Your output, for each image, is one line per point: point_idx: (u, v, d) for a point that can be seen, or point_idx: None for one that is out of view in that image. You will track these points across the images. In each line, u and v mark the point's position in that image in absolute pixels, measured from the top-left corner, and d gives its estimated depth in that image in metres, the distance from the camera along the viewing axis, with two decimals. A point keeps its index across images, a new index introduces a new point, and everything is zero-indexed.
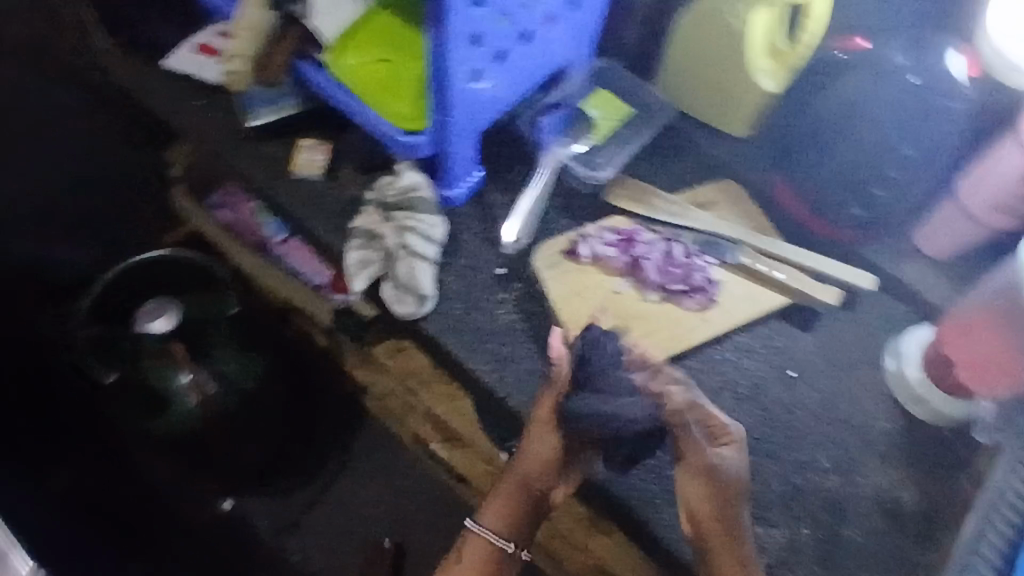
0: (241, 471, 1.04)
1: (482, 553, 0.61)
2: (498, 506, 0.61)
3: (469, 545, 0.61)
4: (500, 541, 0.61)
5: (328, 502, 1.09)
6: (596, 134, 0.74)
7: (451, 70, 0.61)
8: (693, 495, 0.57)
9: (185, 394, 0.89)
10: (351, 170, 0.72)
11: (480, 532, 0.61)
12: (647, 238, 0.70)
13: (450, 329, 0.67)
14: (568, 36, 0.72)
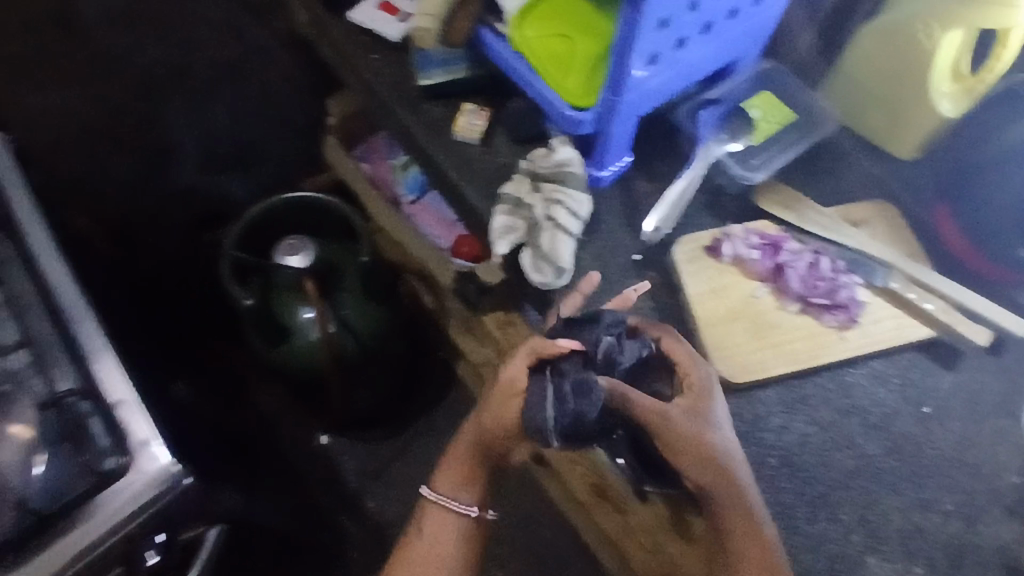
0: (343, 414, 1.11)
1: (445, 519, 0.64)
2: (453, 473, 0.64)
3: (428, 515, 0.65)
4: (461, 506, 0.64)
5: (414, 458, 1.14)
6: (755, 135, 0.73)
7: (634, 49, 0.61)
8: (692, 467, 0.54)
9: (309, 328, 0.98)
10: (504, 140, 0.76)
11: (439, 500, 0.64)
12: (794, 247, 0.68)
13: (580, 305, 0.68)
14: (748, 31, 0.70)
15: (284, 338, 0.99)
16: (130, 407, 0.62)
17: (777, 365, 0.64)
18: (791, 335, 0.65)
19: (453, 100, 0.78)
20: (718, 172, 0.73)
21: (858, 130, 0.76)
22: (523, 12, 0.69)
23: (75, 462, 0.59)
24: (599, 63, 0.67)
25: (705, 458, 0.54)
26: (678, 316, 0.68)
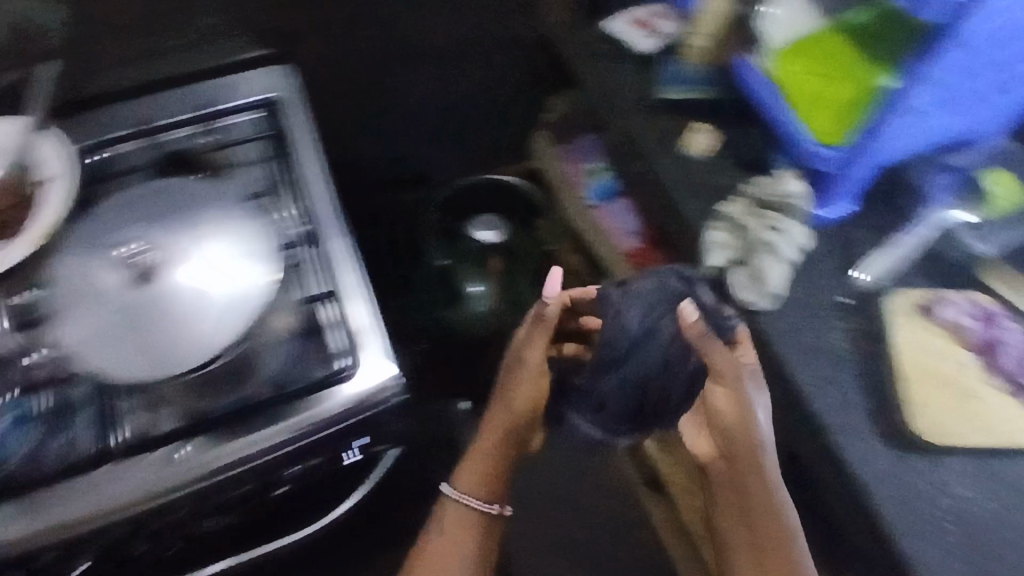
0: None
1: (460, 513, 0.69)
2: (478, 462, 0.71)
3: (447, 513, 0.69)
4: (479, 502, 0.69)
5: None
6: (989, 210, 0.73)
7: (905, 101, 0.64)
8: (723, 423, 0.59)
9: (477, 300, 1.03)
10: (729, 162, 0.78)
11: (458, 497, 0.69)
12: (1012, 325, 0.68)
13: (781, 331, 0.69)
14: (1003, 107, 0.72)
15: (453, 302, 1.04)
16: (370, 320, 0.69)
17: (976, 437, 0.63)
18: (997, 411, 0.64)
19: (685, 115, 0.81)
20: (947, 243, 0.74)
21: None
22: (789, 50, 0.75)
23: (317, 366, 0.67)
24: (856, 108, 0.70)
25: (743, 424, 0.57)
26: (875, 365, 0.68)
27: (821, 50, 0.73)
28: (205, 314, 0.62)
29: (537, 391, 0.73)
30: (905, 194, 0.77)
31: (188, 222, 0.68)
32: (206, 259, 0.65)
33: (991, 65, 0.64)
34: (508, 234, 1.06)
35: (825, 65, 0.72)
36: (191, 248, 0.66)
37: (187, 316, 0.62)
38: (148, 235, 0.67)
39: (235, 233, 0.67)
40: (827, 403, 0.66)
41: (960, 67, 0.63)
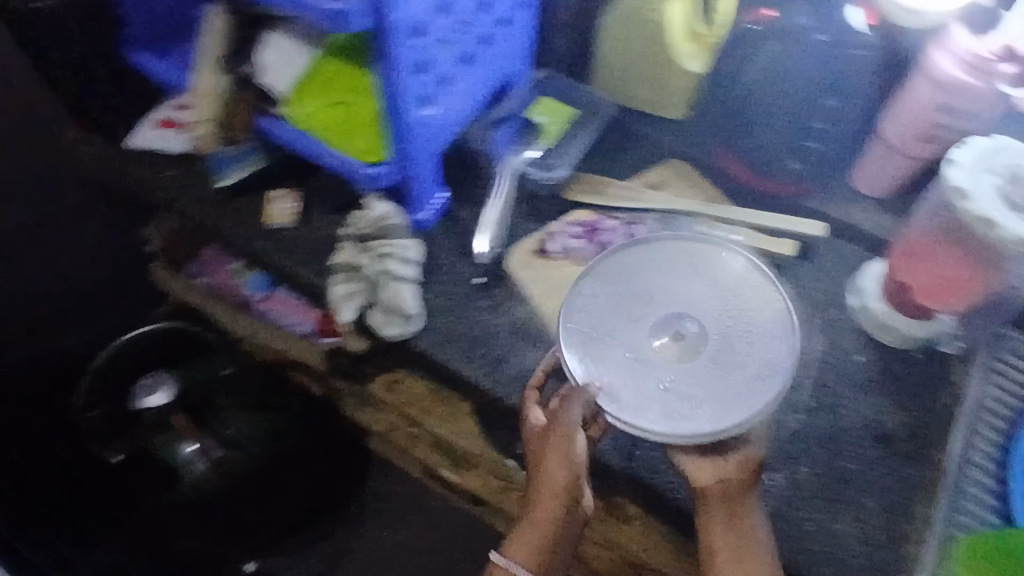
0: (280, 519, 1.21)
1: None
2: (530, 545, 0.58)
3: None
4: None
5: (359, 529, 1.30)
6: (545, 138, 0.80)
7: (405, 96, 0.63)
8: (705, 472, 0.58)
9: (189, 465, 1.01)
10: (321, 213, 0.77)
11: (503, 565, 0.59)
12: (613, 225, 0.75)
13: (441, 343, 0.70)
14: (505, 55, 0.76)
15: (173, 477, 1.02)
16: None
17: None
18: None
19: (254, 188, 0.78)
20: (529, 184, 0.79)
21: (630, 103, 0.83)
22: (295, 95, 0.70)
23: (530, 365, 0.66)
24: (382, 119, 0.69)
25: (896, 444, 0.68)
26: (537, 322, 0.72)
27: (329, 73, 0.70)
28: (683, 376, 0.56)
29: (569, 494, 0.58)
30: (475, 162, 0.80)
31: (654, 292, 0.60)
32: (648, 384, 0.56)
33: (455, 31, 0.66)
34: (186, 379, 0.97)
35: (337, 93, 0.70)
36: (630, 328, 0.58)
37: (695, 358, 0.57)
38: (661, 275, 0.60)
39: (616, 364, 0.57)
40: (514, 379, 0.69)
41: (453, 31, 0.65)
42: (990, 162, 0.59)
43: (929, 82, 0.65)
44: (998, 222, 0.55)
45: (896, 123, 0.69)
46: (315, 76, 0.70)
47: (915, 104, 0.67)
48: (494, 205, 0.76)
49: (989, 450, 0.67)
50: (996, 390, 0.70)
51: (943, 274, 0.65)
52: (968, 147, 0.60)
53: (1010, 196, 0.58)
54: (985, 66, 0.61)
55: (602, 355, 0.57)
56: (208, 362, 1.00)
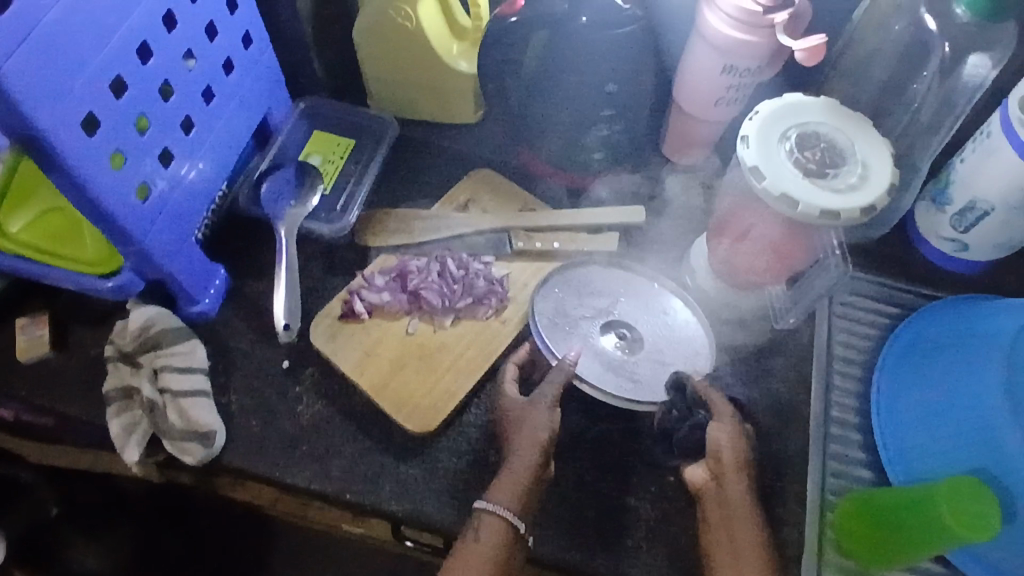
0: None
1: (498, 538, 0.52)
2: (512, 488, 0.54)
3: (483, 529, 0.53)
4: (516, 521, 0.53)
5: None
6: (327, 180, 0.71)
7: (106, 199, 0.52)
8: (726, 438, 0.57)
9: None
10: (84, 331, 0.66)
11: (495, 512, 0.53)
12: (420, 265, 0.66)
13: (255, 452, 0.62)
14: (248, 101, 0.65)
15: None
16: None
17: (459, 383, 0.63)
18: (461, 350, 0.64)
19: (0, 322, 0.67)
20: (316, 237, 0.70)
21: (414, 116, 0.75)
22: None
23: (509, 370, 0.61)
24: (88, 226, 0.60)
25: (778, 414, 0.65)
26: (360, 396, 0.64)
27: (21, 188, 0.61)
28: (635, 362, 0.61)
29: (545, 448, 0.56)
30: (253, 224, 0.70)
31: (614, 282, 0.65)
32: (607, 361, 0.60)
33: (156, 101, 0.54)
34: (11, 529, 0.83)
35: (44, 204, 0.61)
36: (586, 312, 0.62)
37: (635, 349, 0.62)
38: (621, 271, 0.65)
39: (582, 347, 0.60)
40: (346, 472, 0.61)
41: (151, 104, 0.54)
42: (779, 127, 0.52)
43: (706, 45, 0.60)
44: (799, 200, 0.49)
45: (689, 91, 0.64)
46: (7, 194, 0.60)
47: (699, 69, 0.61)
48: (280, 271, 0.66)
49: (847, 402, 0.65)
50: (842, 336, 0.68)
51: (770, 248, 0.58)
52: (756, 116, 0.53)
53: (807, 164, 0.51)
54: (756, 21, 0.56)
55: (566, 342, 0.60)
56: (33, 503, 0.85)
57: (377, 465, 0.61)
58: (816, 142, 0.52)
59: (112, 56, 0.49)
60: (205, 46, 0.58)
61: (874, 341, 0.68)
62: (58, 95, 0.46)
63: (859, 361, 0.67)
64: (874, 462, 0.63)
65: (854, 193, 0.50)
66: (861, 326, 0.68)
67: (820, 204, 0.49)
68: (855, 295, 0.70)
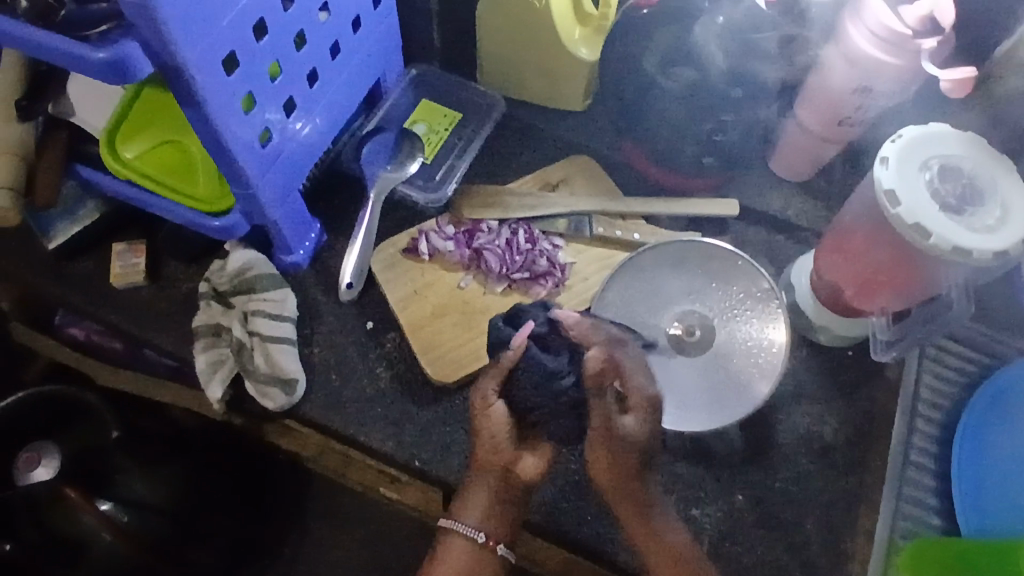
0: None
1: (463, 555, 0.57)
2: (477, 507, 0.57)
3: (447, 546, 0.57)
4: (473, 533, 0.57)
5: None
6: (428, 151, 0.71)
7: (234, 141, 0.52)
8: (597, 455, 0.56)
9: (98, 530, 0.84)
10: (177, 266, 0.68)
11: (456, 530, 0.57)
12: (491, 226, 0.67)
13: (333, 408, 0.62)
14: (366, 61, 0.65)
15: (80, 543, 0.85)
16: None
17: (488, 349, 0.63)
18: None
19: (101, 245, 0.68)
20: (404, 204, 0.70)
21: (521, 96, 0.74)
22: (105, 141, 0.59)
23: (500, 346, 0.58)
24: (210, 161, 0.60)
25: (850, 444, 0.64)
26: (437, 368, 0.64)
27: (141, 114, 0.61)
28: (691, 369, 0.62)
29: (501, 462, 0.57)
30: (349, 184, 0.71)
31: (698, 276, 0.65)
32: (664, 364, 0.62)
33: (289, 50, 0.54)
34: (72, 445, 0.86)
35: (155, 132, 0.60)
36: (656, 311, 0.64)
37: (701, 352, 0.63)
38: (705, 269, 0.64)
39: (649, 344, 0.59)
40: (418, 440, 0.62)
41: (285, 51, 0.54)
42: (922, 154, 0.52)
43: (841, 58, 0.57)
44: (932, 232, 0.49)
45: (813, 104, 0.62)
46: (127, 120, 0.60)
47: (831, 83, 0.59)
48: (358, 224, 0.66)
49: (926, 446, 0.63)
50: (929, 378, 0.65)
51: (876, 274, 0.58)
52: (900, 139, 0.53)
53: (945, 197, 0.51)
54: (902, 43, 0.53)
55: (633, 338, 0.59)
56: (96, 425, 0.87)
57: (448, 437, 0.62)
58: (958, 176, 0.52)
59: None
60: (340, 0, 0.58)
61: (960, 387, 0.65)
62: (209, 29, 0.46)
63: (944, 406, 0.64)
64: (946, 510, 0.61)
65: (990, 234, 0.50)
66: (949, 370, 0.65)
67: (953, 239, 0.49)
68: (948, 339, 0.66)
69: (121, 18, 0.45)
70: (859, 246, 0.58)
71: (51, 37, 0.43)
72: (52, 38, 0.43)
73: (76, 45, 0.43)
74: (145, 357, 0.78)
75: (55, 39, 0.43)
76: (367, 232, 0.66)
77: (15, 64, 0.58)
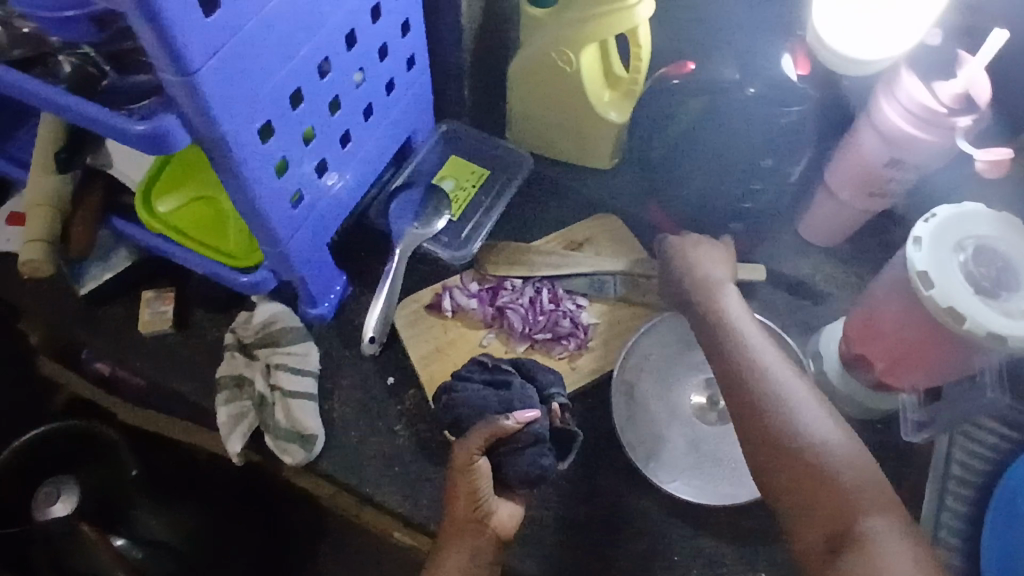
0: None
1: None
2: None
3: None
4: None
5: None
6: (454, 207, 0.72)
7: (266, 204, 0.53)
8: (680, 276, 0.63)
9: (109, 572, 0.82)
10: (204, 315, 0.68)
11: None
12: (516, 285, 0.67)
13: (349, 466, 0.62)
14: (398, 120, 0.67)
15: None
16: None
17: None
18: None
19: (130, 292, 0.70)
20: (430, 259, 0.70)
21: (549, 154, 0.74)
22: (141, 195, 0.61)
23: (477, 387, 0.58)
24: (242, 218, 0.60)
25: None
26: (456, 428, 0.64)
27: (178, 169, 0.62)
28: (711, 442, 0.61)
29: (479, 528, 0.54)
30: (376, 237, 0.72)
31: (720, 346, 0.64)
32: (684, 431, 0.62)
33: (324, 115, 0.56)
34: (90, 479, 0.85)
35: (191, 188, 0.62)
36: (677, 380, 0.64)
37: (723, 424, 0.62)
38: None
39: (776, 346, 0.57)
40: (434, 501, 0.61)
41: (320, 117, 0.55)
42: (955, 235, 0.51)
43: (873, 132, 0.57)
44: (966, 316, 0.48)
45: (842, 174, 0.62)
46: (164, 176, 0.62)
47: (863, 156, 0.59)
48: (384, 278, 0.66)
49: (956, 525, 0.58)
50: (961, 454, 0.61)
51: (908, 352, 0.57)
52: (933, 219, 0.52)
53: (979, 279, 0.50)
54: (937, 121, 0.52)
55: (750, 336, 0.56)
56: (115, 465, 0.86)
57: None
58: (992, 259, 0.51)
59: (299, 68, 0.50)
60: (375, 66, 0.59)
61: (995, 465, 0.61)
62: (248, 100, 0.47)
63: None
64: None
65: None
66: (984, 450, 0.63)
67: (989, 324, 0.48)
68: None
69: (161, 89, 0.46)
70: (886, 323, 0.57)
71: (96, 109, 0.44)
72: (92, 107, 0.44)
73: (119, 118, 0.44)
74: (165, 399, 0.79)
75: (95, 109, 0.44)
76: (392, 287, 0.67)
77: (57, 120, 0.59)
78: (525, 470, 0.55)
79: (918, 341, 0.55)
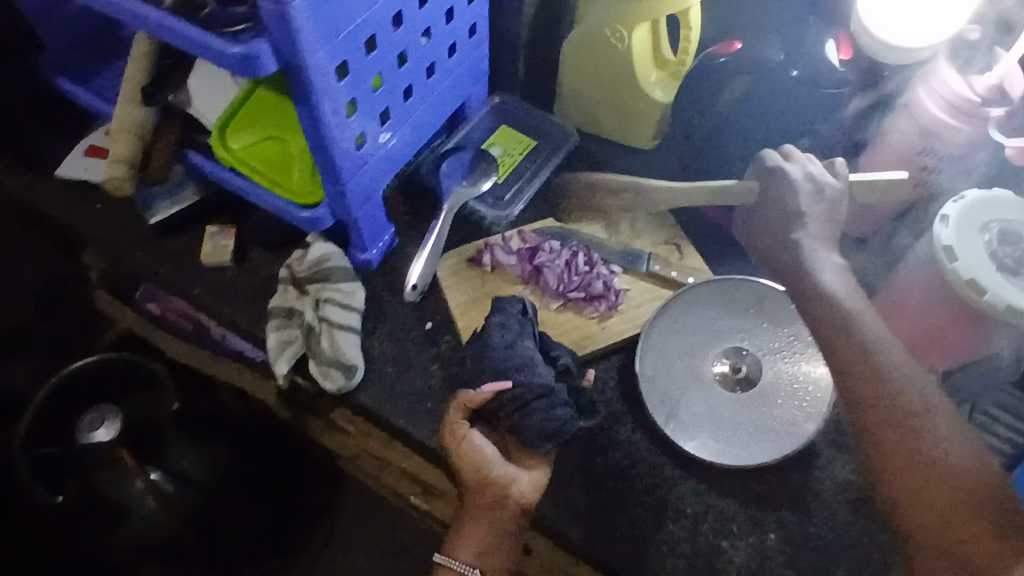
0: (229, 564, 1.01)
1: None
2: (474, 542, 0.58)
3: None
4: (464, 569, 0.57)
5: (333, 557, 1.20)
6: (500, 172, 0.76)
7: (335, 140, 0.57)
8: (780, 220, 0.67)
9: (142, 498, 0.87)
10: (259, 252, 0.73)
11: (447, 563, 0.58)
12: (554, 246, 0.70)
13: (385, 399, 0.66)
14: (456, 84, 0.71)
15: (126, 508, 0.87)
16: None
17: None
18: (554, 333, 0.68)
19: (193, 226, 0.75)
20: (473, 219, 0.74)
21: (594, 130, 0.78)
22: (216, 131, 0.66)
23: (498, 336, 0.62)
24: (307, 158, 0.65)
25: None
26: None
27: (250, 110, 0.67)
28: (732, 404, 0.64)
29: (492, 499, 0.58)
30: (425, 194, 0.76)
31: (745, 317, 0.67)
32: (705, 393, 0.64)
33: (392, 65, 0.60)
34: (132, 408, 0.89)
35: (261, 128, 0.66)
36: (702, 345, 0.66)
37: (742, 390, 0.64)
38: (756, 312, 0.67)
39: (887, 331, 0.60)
40: None
41: (388, 66, 0.60)
42: (981, 217, 0.54)
43: (912, 119, 0.60)
44: (986, 289, 0.51)
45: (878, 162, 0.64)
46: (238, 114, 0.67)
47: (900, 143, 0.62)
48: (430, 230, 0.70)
49: None
50: None
51: (929, 332, 0.59)
52: (961, 200, 0.55)
53: (1003, 258, 0.52)
54: (970, 109, 0.55)
55: (872, 332, 0.59)
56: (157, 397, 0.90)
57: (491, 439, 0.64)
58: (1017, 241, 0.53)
59: (376, 16, 0.55)
60: (441, 27, 0.64)
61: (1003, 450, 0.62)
62: (329, 38, 0.51)
63: None
64: None
65: None
66: None
67: (1008, 297, 0.50)
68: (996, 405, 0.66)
69: (254, 22, 0.51)
70: (915, 303, 0.59)
71: (196, 32, 0.49)
72: (192, 30, 0.49)
73: (217, 41, 0.48)
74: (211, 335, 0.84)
75: (196, 33, 0.49)
76: (437, 239, 0.71)
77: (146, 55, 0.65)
78: (541, 425, 0.58)
79: (946, 318, 0.56)
